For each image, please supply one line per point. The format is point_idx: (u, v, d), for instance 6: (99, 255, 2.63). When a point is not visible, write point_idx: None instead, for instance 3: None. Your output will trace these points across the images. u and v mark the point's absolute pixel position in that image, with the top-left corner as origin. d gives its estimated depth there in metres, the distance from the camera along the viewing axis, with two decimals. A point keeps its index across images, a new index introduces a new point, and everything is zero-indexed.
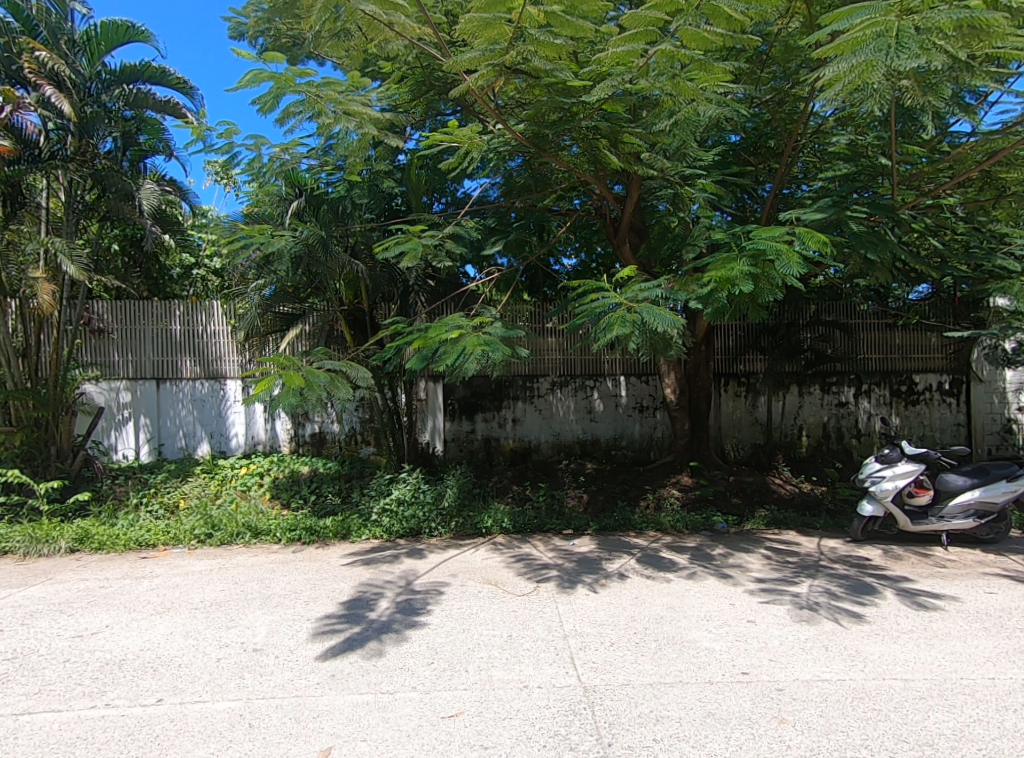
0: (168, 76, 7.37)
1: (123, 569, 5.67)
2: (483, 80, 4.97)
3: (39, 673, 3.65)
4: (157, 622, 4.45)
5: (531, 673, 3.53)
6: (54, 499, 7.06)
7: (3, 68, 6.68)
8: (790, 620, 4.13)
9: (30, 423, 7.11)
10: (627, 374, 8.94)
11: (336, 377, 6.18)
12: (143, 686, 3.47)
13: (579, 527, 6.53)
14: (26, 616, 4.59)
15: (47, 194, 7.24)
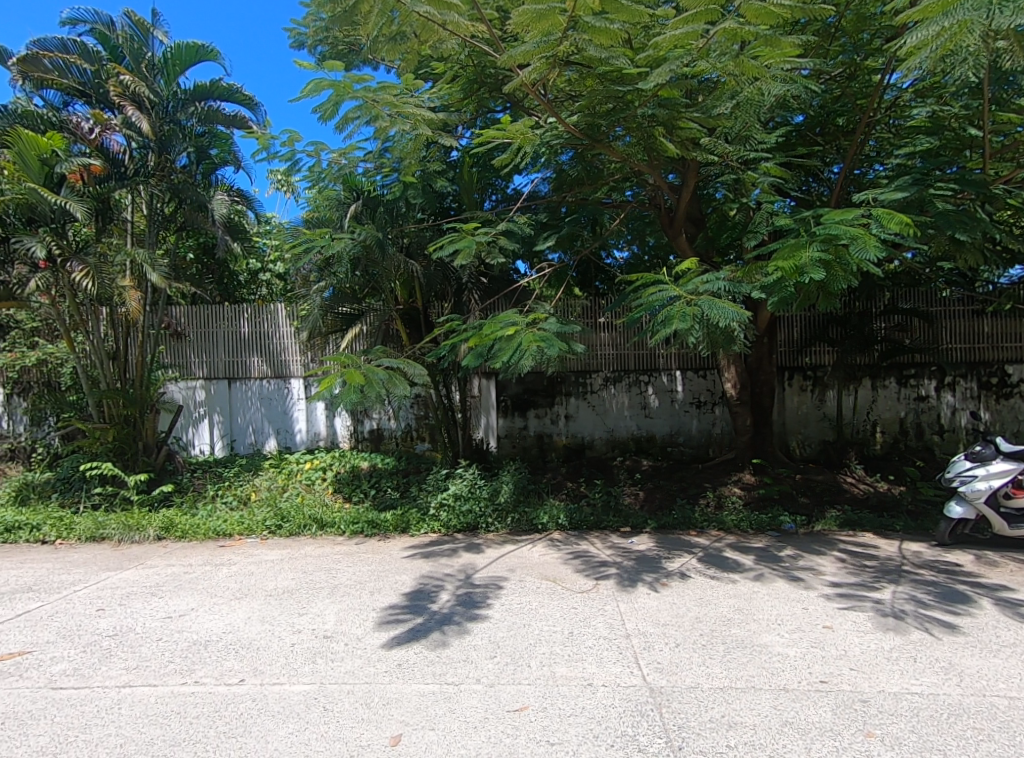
0: (237, 92, 7.60)
1: (205, 556, 5.91)
2: (536, 72, 4.98)
3: (136, 649, 3.84)
4: (237, 606, 4.60)
5: (594, 671, 3.46)
6: (143, 490, 7.43)
7: (95, 93, 7.20)
8: (873, 628, 3.91)
9: (121, 419, 7.56)
10: (684, 368, 8.63)
11: (393, 374, 6.25)
12: (227, 666, 3.60)
13: (637, 525, 6.40)
14: (123, 596, 4.84)
15: (133, 210, 7.51)
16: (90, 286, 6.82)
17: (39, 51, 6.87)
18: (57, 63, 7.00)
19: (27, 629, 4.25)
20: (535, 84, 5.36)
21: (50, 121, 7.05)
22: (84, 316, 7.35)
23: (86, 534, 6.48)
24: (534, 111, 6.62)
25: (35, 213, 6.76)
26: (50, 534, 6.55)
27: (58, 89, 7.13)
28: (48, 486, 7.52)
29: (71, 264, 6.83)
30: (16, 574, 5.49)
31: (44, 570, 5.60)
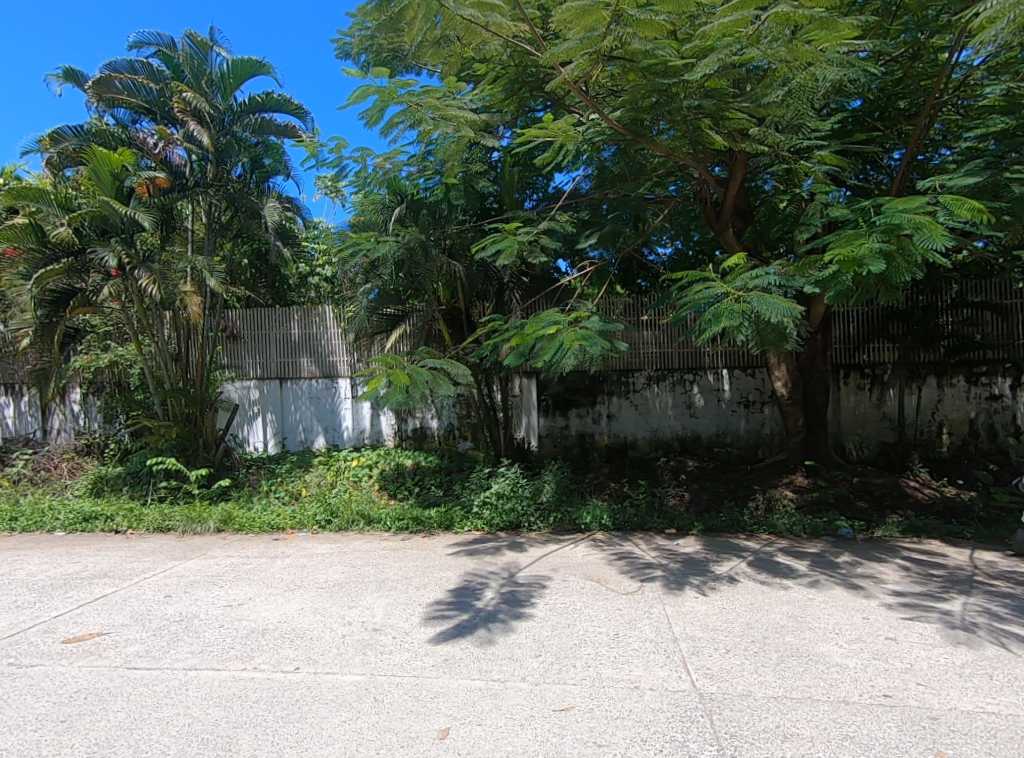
0: (288, 101, 7.88)
1: (260, 548, 6.08)
2: (579, 69, 4.95)
3: (201, 634, 4.06)
4: (291, 597, 4.73)
5: (641, 674, 3.41)
6: (204, 485, 7.71)
7: (159, 110, 7.52)
8: (943, 641, 3.69)
9: (184, 418, 7.87)
10: (731, 367, 8.36)
11: (437, 374, 6.25)
12: (283, 653, 3.75)
13: (683, 527, 6.24)
14: (187, 585, 5.07)
15: (192, 220, 7.94)
16: (156, 291, 7.00)
17: (109, 73, 7.24)
18: (126, 83, 7.33)
19: (104, 612, 4.53)
20: (577, 82, 5.33)
21: (120, 138, 7.39)
22: (150, 321, 7.63)
23: (153, 525, 6.77)
24: (574, 108, 6.61)
25: (108, 225, 7.00)
26: (122, 524, 6.89)
27: (127, 108, 7.48)
28: (117, 479, 7.89)
29: (138, 272, 7.04)
30: (91, 562, 5.82)
31: (117, 558, 5.92)
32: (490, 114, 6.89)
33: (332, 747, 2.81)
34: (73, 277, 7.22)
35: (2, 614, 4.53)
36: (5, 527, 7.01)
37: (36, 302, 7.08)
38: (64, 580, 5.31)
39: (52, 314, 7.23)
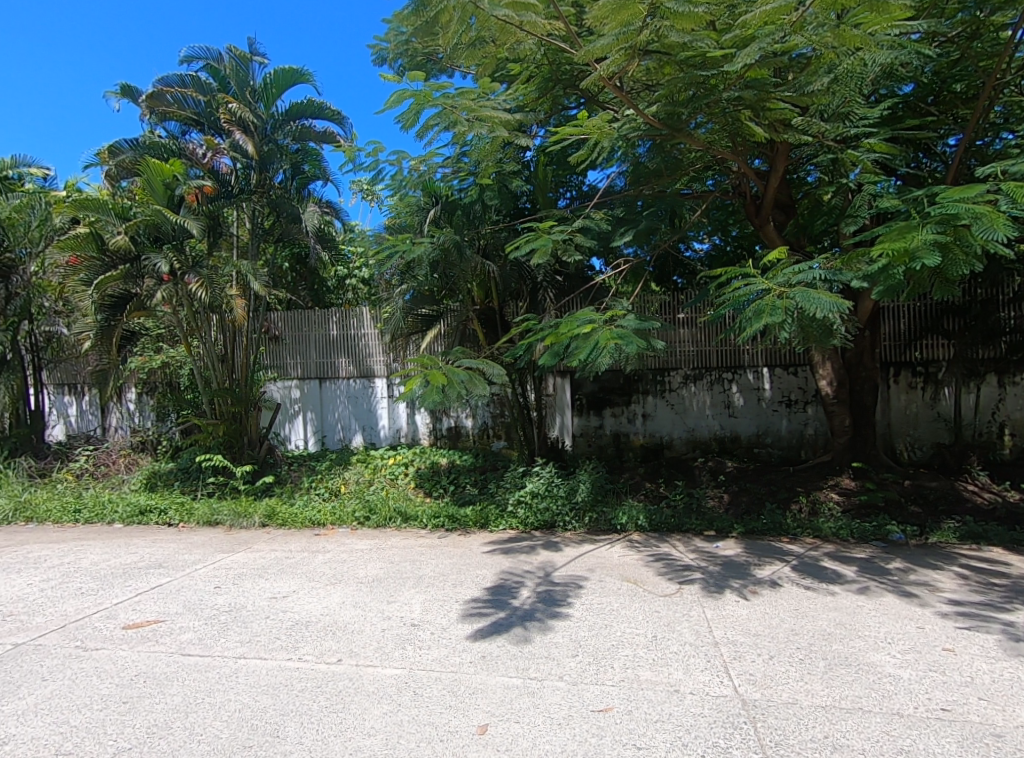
0: (327, 108, 8.00)
1: (302, 543, 6.18)
2: (615, 65, 4.88)
3: (249, 624, 4.18)
4: (332, 591, 4.79)
5: (681, 678, 3.34)
6: (249, 481, 7.89)
7: (207, 120, 7.74)
8: (1005, 654, 3.48)
9: (230, 416, 8.01)
10: (772, 365, 8.10)
11: (473, 374, 6.24)
12: (326, 645, 3.83)
13: (722, 529, 6.10)
14: (235, 576, 5.20)
15: (237, 225, 8.04)
16: (204, 295, 7.27)
17: (161, 87, 7.52)
18: (176, 96, 7.58)
19: (159, 601, 4.70)
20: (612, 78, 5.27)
21: (171, 149, 7.63)
22: (199, 323, 7.73)
23: (202, 518, 6.96)
24: (609, 105, 6.55)
25: (161, 232, 7.24)
26: (174, 517, 7.10)
27: (177, 120, 7.72)
28: (169, 475, 8.15)
29: (189, 277, 7.30)
30: (146, 552, 6.02)
31: (171, 549, 6.11)
32: (524, 114, 6.80)
33: (374, 737, 2.87)
34: (127, 283, 7.41)
35: (67, 601, 4.74)
36: (71, 519, 7.32)
37: (95, 307, 7.37)
38: (123, 569, 5.51)
39: (111, 318, 7.49)
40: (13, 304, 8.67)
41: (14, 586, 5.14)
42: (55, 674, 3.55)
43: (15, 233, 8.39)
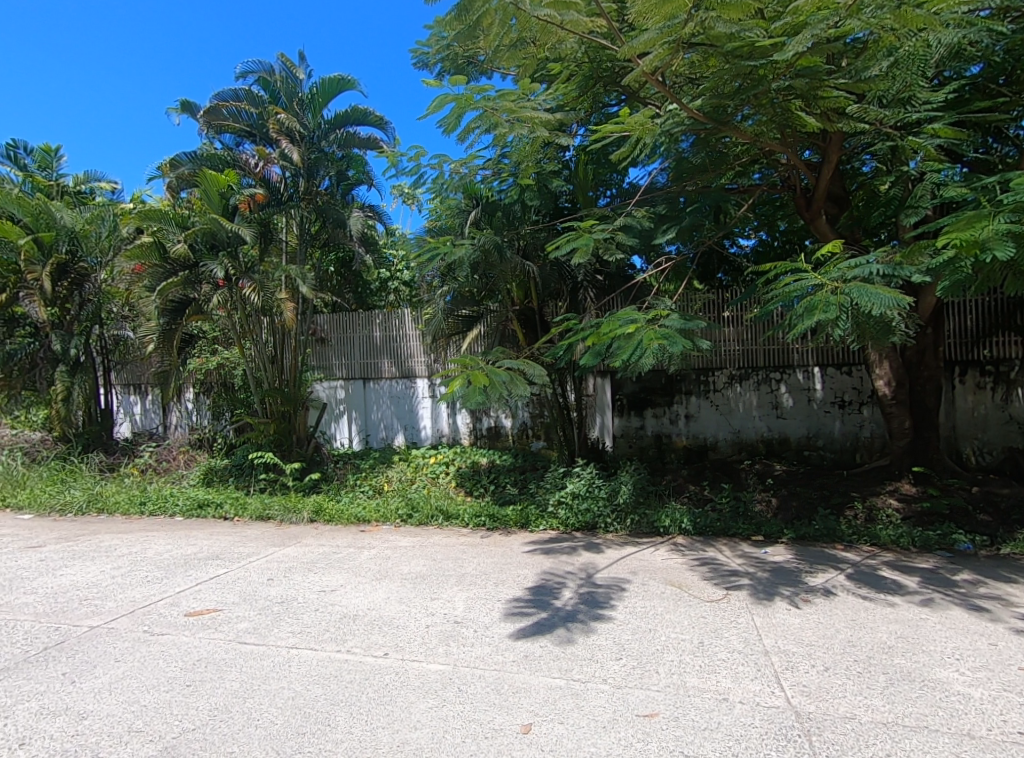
0: (371, 115, 8.08)
1: (348, 538, 6.23)
2: (658, 61, 4.73)
3: (300, 616, 4.23)
4: (378, 586, 4.81)
5: (729, 686, 3.21)
6: (298, 478, 8.01)
7: (259, 132, 7.90)
8: None
9: (280, 415, 8.17)
10: (824, 365, 7.77)
11: (514, 375, 6.19)
12: (373, 639, 3.84)
13: (771, 534, 5.89)
14: (285, 569, 5.28)
15: (286, 231, 8.17)
16: (257, 299, 7.43)
17: (217, 102, 7.71)
18: (232, 110, 7.78)
19: (216, 591, 4.80)
20: (655, 73, 5.14)
21: (226, 160, 7.84)
22: (252, 326, 7.97)
23: (255, 513, 7.11)
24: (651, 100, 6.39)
25: (217, 239, 7.40)
26: (229, 511, 7.27)
27: (231, 133, 7.91)
28: (224, 471, 8.38)
29: (243, 281, 7.47)
30: (204, 544, 6.17)
31: (226, 541, 6.26)
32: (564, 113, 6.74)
33: (421, 731, 2.86)
34: (186, 288, 7.54)
35: (135, 588, 4.91)
36: (136, 511, 7.57)
37: (158, 311, 7.52)
38: (183, 559, 5.66)
39: (173, 322, 7.71)
40: (86, 310, 9.13)
41: (84, 573, 5.35)
42: (126, 656, 3.69)
43: (87, 243, 8.88)
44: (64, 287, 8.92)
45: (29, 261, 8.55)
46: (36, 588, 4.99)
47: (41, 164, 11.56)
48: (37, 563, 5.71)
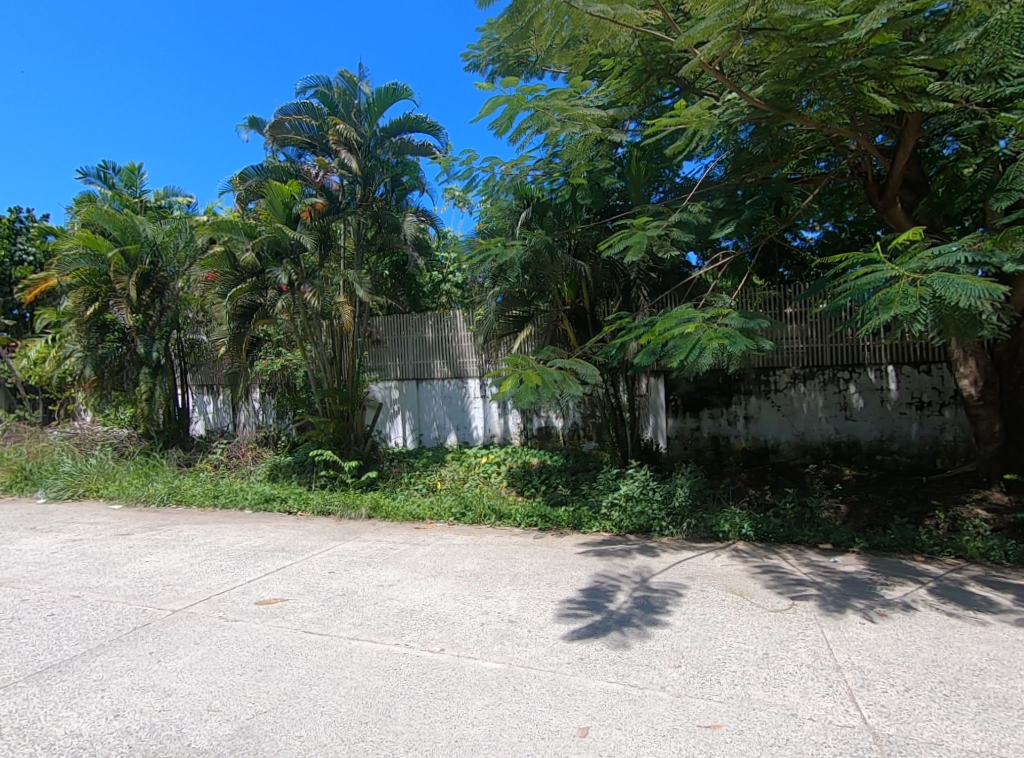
0: (424, 121, 8.07)
1: (404, 535, 6.23)
2: (717, 48, 4.56)
3: (360, 609, 4.22)
4: (433, 583, 4.76)
5: (798, 701, 2.99)
6: (356, 474, 8.10)
7: (320, 143, 7.98)
8: None
9: (339, 414, 8.27)
10: (899, 363, 7.30)
11: (565, 374, 6.05)
12: (429, 635, 3.78)
13: (841, 542, 5.54)
14: (345, 563, 5.30)
15: (344, 237, 8.21)
16: (316, 302, 7.62)
17: (281, 116, 7.90)
18: (294, 122, 7.91)
19: (281, 581, 4.86)
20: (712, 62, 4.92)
21: (289, 171, 7.99)
22: (313, 329, 8.11)
23: (317, 508, 7.22)
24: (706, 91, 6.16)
25: (281, 246, 7.60)
26: (293, 505, 7.41)
27: (293, 145, 8.04)
28: (288, 468, 8.51)
29: (305, 287, 7.63)
30: (271, 536, 6.30)
31: (291, 534, 6.36)
32: (616, 109, 6.53)
33: (478, 727, 2.78)
34: (253, 294, 7.73)
35: (210, 575, 5.03)
36: (210, 503, 7.83)
37: (228, 316, 7.74)
38: (253, 550, 5.78)
39: (242, 327, 7.92)
40: (166, 316, 9.50)
41: (166, 560, 5.53)
42: (204, 638, 3.78)
43: (166, 255, 9.30)
44: (147, 295, 9.27)
45: (116, 272, 8.98)
46: (125, 572, 5.19)
47: (127, 182, 12.11)
48: (126, 549, 5.94)
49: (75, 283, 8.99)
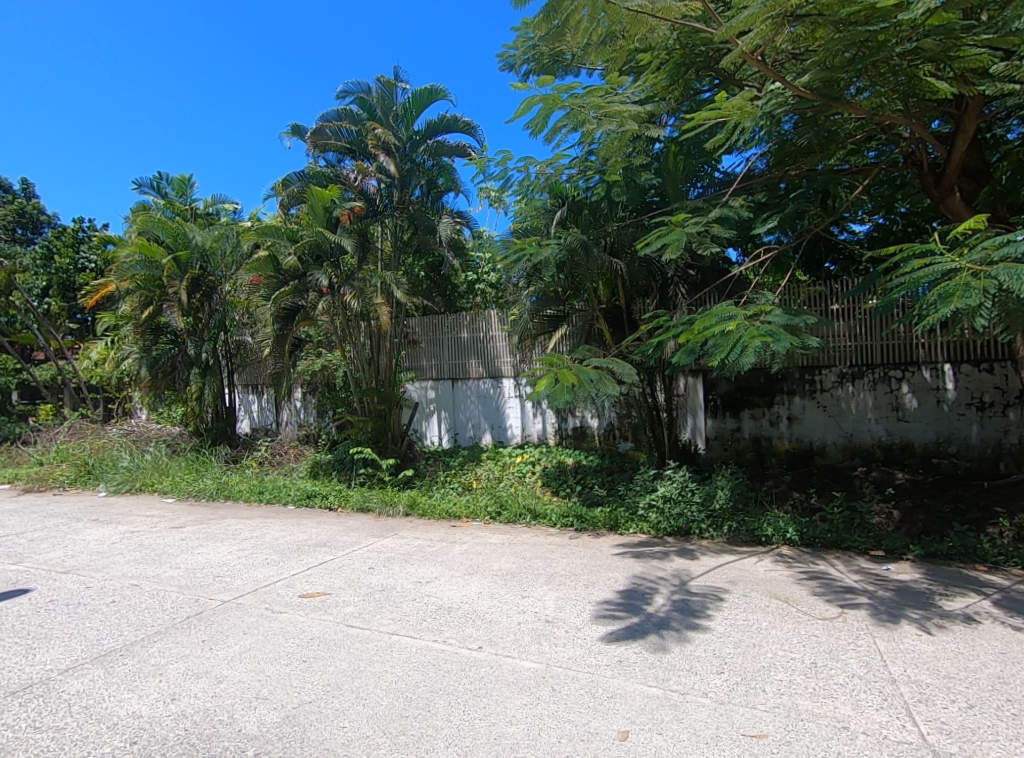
0: (460, 121, 8.02)
1: (441, 533, 6.19)
2: (760, 37, 4.39)
3: (400, 604, 4.18)
4: (470, 580, 4.69)
5: (849, 713, 2.81)
6: (393, 473, 8.11)
7: (359, 148, 8.02)
8: None
9: (376, 413, 8.30)
10: (957, 362, 6.94)
11: (602, 373, 5.91)
12: (466, 632, 3.71)
13: (894, 549, 5.27)
14: (385, 560, 5.28)
15: (382, 240, 8.21)
16: (356, 304, 7.62)
17: (322, 123, 7.98)
18: (334, 128, 7.96)
19: (323, 575, 4.87)
20: (755, 51, 4.72)
21: (330, 176, 8.06)
22: (352, 329, 8.15)
23: (356, 504, 7.24)
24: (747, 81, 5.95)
25: (323, 250, 7.68)
26: (334, 501, 7.46)
27: (334, 150, 8.09)
28: (328, 464, 8.52)
29: (345, 288, 7.70)
30: (314, 531, 6.34)
31: (332, 530, 6.39)
32: (653, 103, 6.32)
33: (517, 726, 2.69)
34: (296, 296, 7.88)
35: (257, 568, 5.07)
36: (255, 497, 7.95)
37: (272, 318, 7.89)
38: (297, 545, 5.81)
39: (285, 328, 8.01)
40: (215, 318, 9.70)
41: (216, 552, 5.60)
42: (253, 628, 3.79)
43: (215, 260, 9.50)
44: (197, 299, 9.50)
45: (169, 277, 9.21)
46: (179, 562, 5.27)
47: (179, 192, 12.42)
48: (179, 541, 6.05)
49: (132, 288, 9.29)
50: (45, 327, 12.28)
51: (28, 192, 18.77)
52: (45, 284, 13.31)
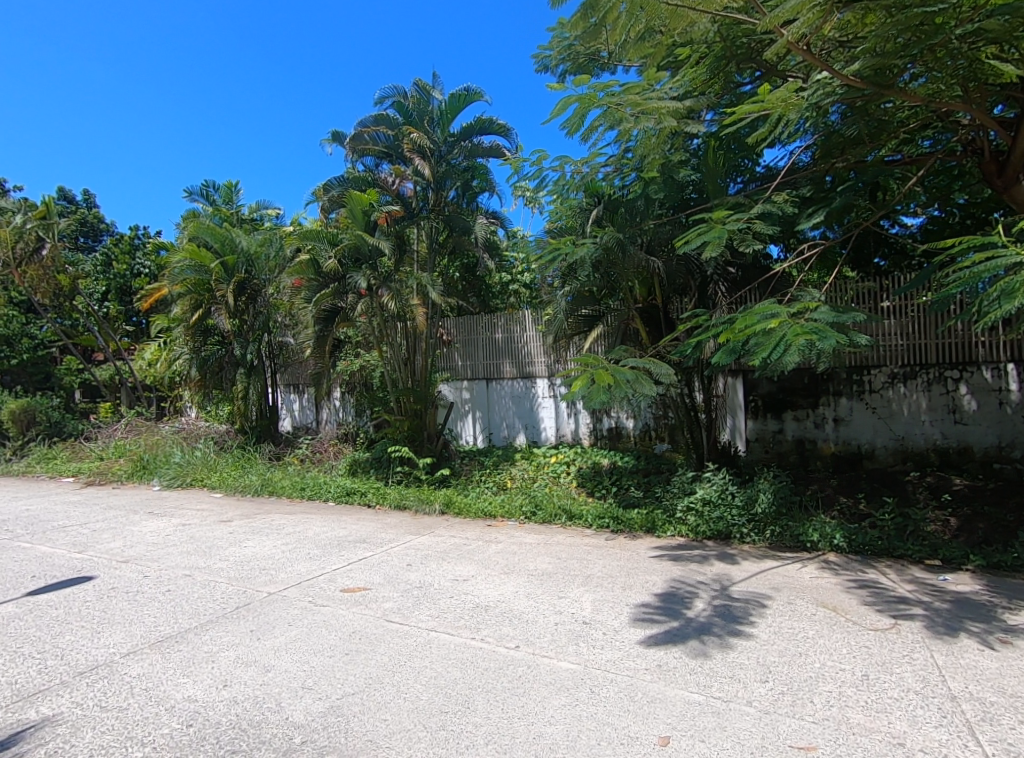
0: (495, 123, 7.96)
1: (477, 532, 6.12)
2: (807, 26, 4.19)
3: (438, 601, 4.12)
4: (506, 580, 4.60)
5: (906, 730, 2.63)
6: (430, 472, 8.09)
7: (395, 152, 8.03)
8: None
9: (413, 413, 8.30)
10: (1020, 362, 6.56)
11: (639, 373, 5.74)
12: (503, 631, 3.62)
13: (951, 558, 4.99)
14: (423, 557, 5.24)
15: (417, 242, 8.26)
16: (393, 306, 7.64)
17: (359, 128, 8.02)
18: (371, 133, 7.99)
19: (363, 571, 4.84)
20: (800, 41, 4.51)
21: (367, 181, 8.07)
22: (388, 329, 8.17)
23: (393, 502, 7.24)
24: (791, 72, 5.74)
25: (360, 253, 7.69)
26: (372, 498, 7.47)
27: (371, 155, 8.11)
28: (366, 462, 8.53)
29: (382, 290, 7.67)
30: (354, 528, 6.35)
31: (371, 527, 6.38)
32: (692, 98, 6.12)
33: (556, 726, 2.59)
34: (336, 298, 7.95)
35: (300, 562, 5.08)
36: (297, 493, 8.02)
37: (312, 320, 7.94)
38: (338, 540, 5.82)
39: (326, 329, 8.03)
40: (260, 320, 9.85)
41: (262, 546, 5.65)
42: (297, 621, 3.78)
43: (258, 265, 9.67)
44: (242, 301, 9.68)
45: (217, 281, 9.43)
46: (229, 555, 5.33)
47: (226, 199, 12.74)
48: (227, 534, 6.14)
49: (183, 292, 9.53)
50: (103, 328, 12.72)
51: (87, 200, 19.52)
52: (103, 288, 13.82)
